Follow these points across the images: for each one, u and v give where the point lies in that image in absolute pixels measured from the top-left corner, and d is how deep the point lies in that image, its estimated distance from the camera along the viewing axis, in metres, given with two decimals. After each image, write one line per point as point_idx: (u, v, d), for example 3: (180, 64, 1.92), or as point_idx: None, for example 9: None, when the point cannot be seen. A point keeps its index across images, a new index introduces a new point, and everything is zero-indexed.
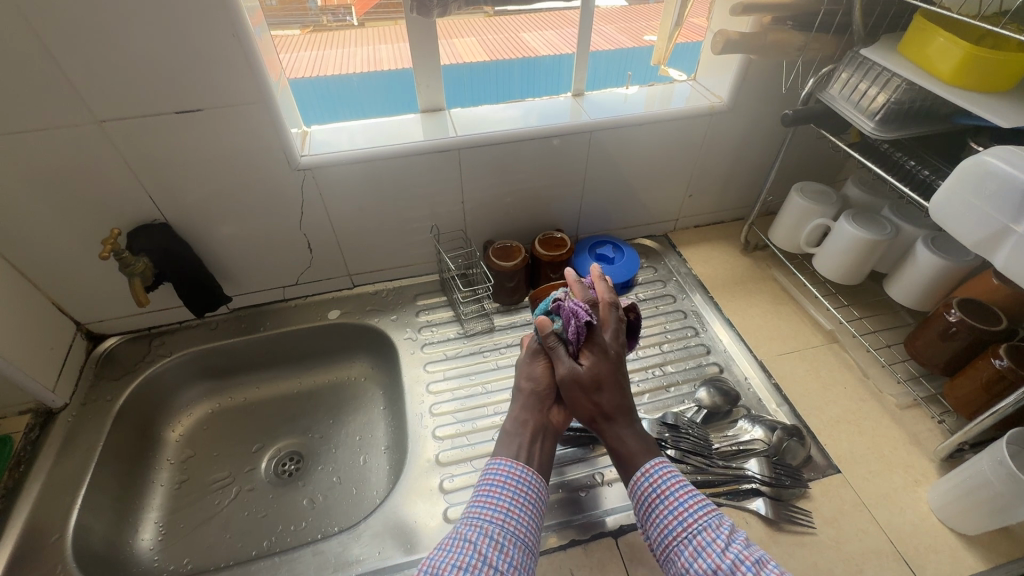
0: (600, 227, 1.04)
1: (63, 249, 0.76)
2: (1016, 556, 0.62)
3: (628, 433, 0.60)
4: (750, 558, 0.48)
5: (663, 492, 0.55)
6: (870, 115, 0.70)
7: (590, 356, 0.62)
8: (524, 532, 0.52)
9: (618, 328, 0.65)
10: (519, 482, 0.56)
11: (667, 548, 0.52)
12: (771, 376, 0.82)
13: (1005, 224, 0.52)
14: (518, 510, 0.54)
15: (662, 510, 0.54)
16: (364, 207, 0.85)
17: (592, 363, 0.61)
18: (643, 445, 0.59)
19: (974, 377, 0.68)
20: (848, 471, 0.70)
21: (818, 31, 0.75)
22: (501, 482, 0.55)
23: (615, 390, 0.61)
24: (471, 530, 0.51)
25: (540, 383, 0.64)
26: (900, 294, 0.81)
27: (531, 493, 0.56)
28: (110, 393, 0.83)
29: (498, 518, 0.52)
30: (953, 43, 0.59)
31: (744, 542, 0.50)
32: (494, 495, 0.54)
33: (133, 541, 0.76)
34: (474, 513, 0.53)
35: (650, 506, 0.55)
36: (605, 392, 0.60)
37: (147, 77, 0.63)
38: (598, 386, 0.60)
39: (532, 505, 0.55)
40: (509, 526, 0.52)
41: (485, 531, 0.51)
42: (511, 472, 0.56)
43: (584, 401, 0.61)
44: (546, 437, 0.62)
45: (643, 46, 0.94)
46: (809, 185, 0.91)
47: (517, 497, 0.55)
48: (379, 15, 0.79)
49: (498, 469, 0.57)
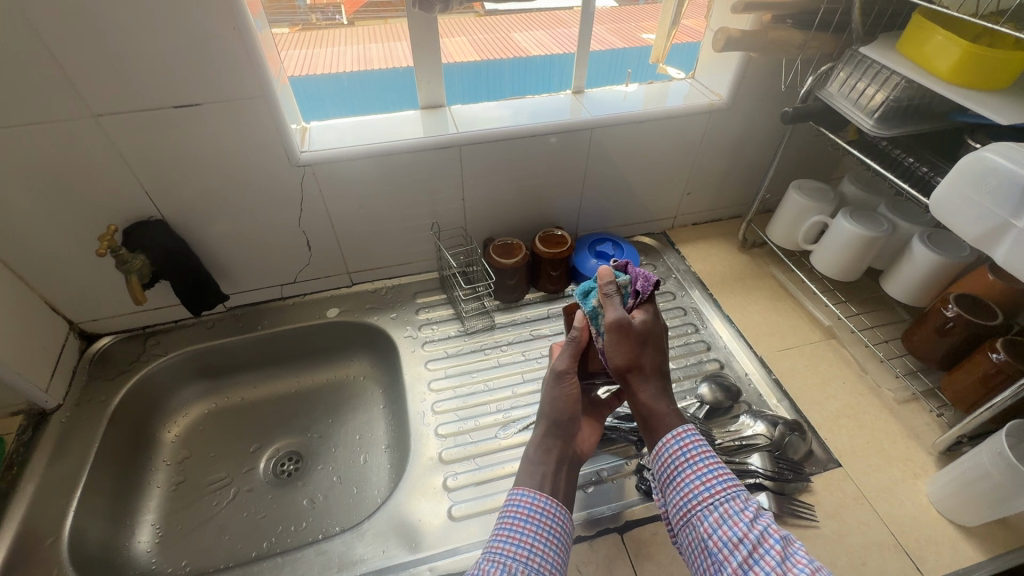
0: (599, 225, 1.04)
1: (57, 246, 0.75)
2: (1013, 546, 0.63)
3: (651, 395, 0.58)
4: (778, 533, 0.49)
5: (692, 457, 0.55)
6: (869, 113, 0.71)
7: (645, 312, 0.59)
8: (549, 570, 0.50)
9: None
10: (543, 515, 0.53)
11: (689, 512, 0.53)
12: (772, 371, 0.82)
13: (1005, 219, 0.53)
14: (543, 546, 0.51)
15: (689, 474, 0.54)
16: (364, 204, 0.84)
17: (646, 318, 0.58)
18: (667, 407, 0.58)
19: (971, 371, 0.69)
20: (849, 464, 0.71)
21: (817, 30, 0.76)
22: (524, 515, 0.52)
23: (659, 352, 0.59)
24: (493, 567, 0.48)
25: (564, 411, 0.59)
26: (897, 291, 0.82)
27: (556, 527, 0.53)
28: (105, 394, 0.81)
29: (522, 555, 0.50)
30: (951, 41, 0.60)
31: (770, 517, 0.51)
32: (517, 530, 0.51)
33: (130, 544, 0.74)
34: (495, 547, 0.51)
35: (676, 469, 0.55)
36: (650, 349, 0.58)
37: (146, 71, 0.62)
38: (645, 342, 0.58)
39: (558, 540, 0.52)
40: (533, 563, 0.50)
41: (507, 569, 0.49)
42: (535, 504, 0.53)
43: (631, 351, 0.57)
44: (570, 466, 0.59)
45: (633, 48, 0.94)
46: (806, 182, 0.92)
47: (541, 532, 0.52)
48: (370, 13, 0.79)
49: (521, 501, 0.54)
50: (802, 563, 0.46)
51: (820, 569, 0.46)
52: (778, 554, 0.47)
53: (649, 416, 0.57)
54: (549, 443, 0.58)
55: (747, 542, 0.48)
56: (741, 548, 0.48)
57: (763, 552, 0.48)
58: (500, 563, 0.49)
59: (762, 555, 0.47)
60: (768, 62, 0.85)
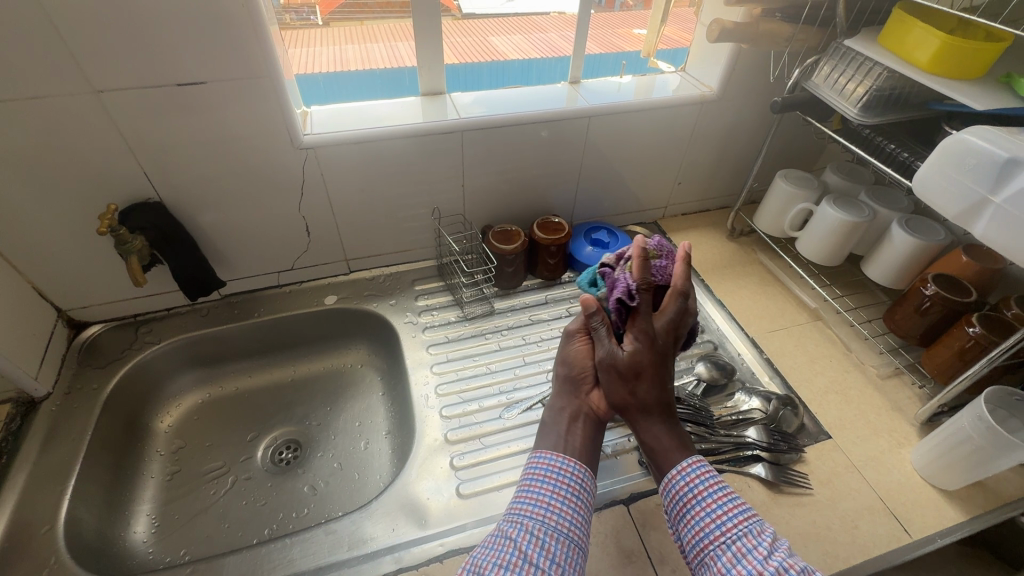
0: (593, 215, 1.06)
1: (49, 229, 0.73)
2: (991, 507, 0.67)
3: (655, 428, 0.58)
4: (796, 567, 0.46)
5: (700, 492, 0.53)
6: (853, 102, 0.75)
7: (637, 342, 0.58)
8: (569, 527, 0.50)
9: (668, 319, 0.60)
10: (559, 474, 0.53)
11: (702, 552, 0.51)
12: (764, 352, 0.86)
13: (984, 196, 0.57)
14: (561, 504, 0.52)
15: (698, 512, 0.53)
16: (366, 190, 0.84)
17: (634, 350, 0.58)
18: (671, 441, 0.57)
19: (949, 345, 0.73)
20: (839, 436, 0.74)
21: (804, 23, 0.80)
22: (540, 475, 0.54)
23: (655, 383, 0.58)
24: (511, 526, 0.50)
25: (575, 366, 0.62)
26: (878, 273, 0.87)
27: (574, 485, 0.53)
28: (97, 381, 0.79)
29: (539, 514, 0.51)
30: (930, 33, 0.64)
31: (788, 551, 0.48)
32: (534, 491, 0.52)
33: (125, 534, 0.72)
34: (516, 509, 0.52)
35: (684, 506, 0.53)
36: (645, 382, 0.58)
37: (150, 46, 0.61)
38: (637, 376, 0.57)
39: (576, 498, 0.52)
40: (551, 521, 0.50)
41: (526, 527, 0.50)
42: (550, 465, 0.54)
43: (621, 388, 0.58)
44: (586, 424, 0.59)
45: (608, 53, 0.96)
46: (792, 172, 0.96)
47: (558, 491, 0.52)
48: (345, 14, 0.81)
49: (538, 463, 0.55)
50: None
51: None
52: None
53: (653, 451, 0.58)
54: (561, 404, 0.61)
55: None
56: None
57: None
58: (518, 522, 0.50)
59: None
60: (756, 56, 0.89)
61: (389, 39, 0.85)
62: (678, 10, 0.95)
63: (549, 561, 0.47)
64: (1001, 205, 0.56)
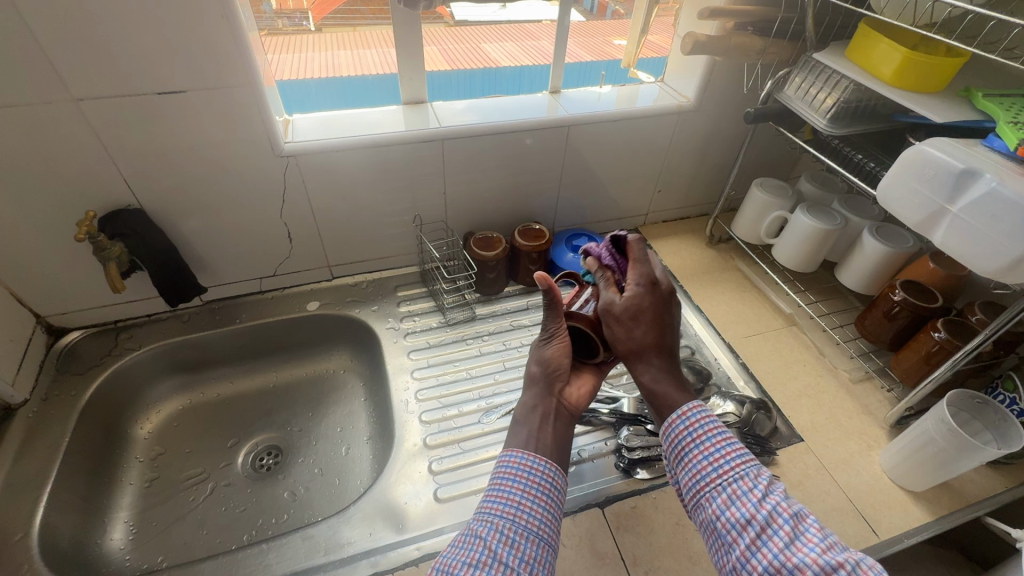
0: (575, 222, 1.08)
1: (28, 236, 0.73)
2: (956, 509, 0.69)
3: (651, 372, 0.57)
4: (788, 511, 0.46)
5: (699, 436, 0.52)
6: (822, 113, 0.77)
7: (637, 286, 0.59)
8: (539, 526, 0.50)
9: (662, 269, 0.62)
10: (530, 473, 0.53)
11: (698, 494, 0.50)
12: (739, 356, 0.87)
13: (942, 205, 0.60)
14: (531, 503, 0.51)
15: (696, 455, 0.51)
16: (347, 197, 0.85)
17: (635, 294, 0.58)
18: (672, 385, 0.56)
19: (916, 350, 0.75)
20: (810, 439, 0.76)
21: (775, 37, 0.82)
22: (512, 473, 0.53)
23: (653, 325, 0.58)
24: (482, 525, 0.49)
25: (550, 364, 0.62)
26: (850, 280, 0.89)
27: (545, 484, 0.53)
28: (75, 389, 0.79)
29: (509, 513, 0.50)
30: (894, 48, 0.67)
31: (782, 494, 0.48)
32: (505, 490, 0.52)
33: (101, 541, 0.72)
34: (486, 508, 0.51)
35: (683, 450, 0.52)
36: (647, 326, 0.58)
37: (130, 55, 0.62)
38: (637, 317, 0.58)
39: (547, 497, 0.52)
40: (521, 520, 0.50)
41: (496, 526, 0.49)
42: (523, 463, 0.53)
43: (622, 332, 0.58)
44: (558, 422, 0.59)
45: (599, 60, 0.99)
46: (767, 181, 0.98)
47: (529, 490, 0.52)
48: (338, 21, 0.83)
49: (509, 462, 0.54)
50: (813, 541, 0.44)
51: (832, 547, 0.44)
52: (787, 534, 0.45)
53: (650, 393, 0.57)
54: (534, 402, 0.60)
55: (755, 523, 0.46)
56: (749, 530, 0.46)
57: (772, 533, 0.45)
58: (488, 521, 0.49)
59: (770, 535, 0.45)
60: (730, 68, 0.91)
61: (380, 45, 0.85)
62: (662, 18, 0.96)
63: (518, 560, 0.47)
64: (958, 214, 0.58)
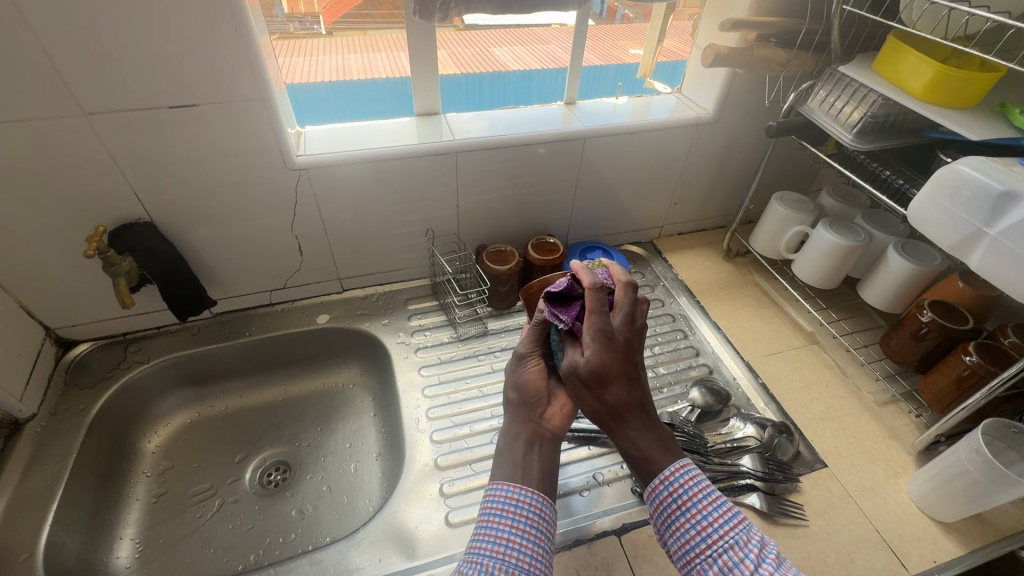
0: (589, 234, 1.05)
1: (38, 249, 0.72)
2: (988, 541, 0.66)
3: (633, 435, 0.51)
4: None
5: (684, 501, 0.49)
6: (847, 128, 0.75)
7: (593, 344, 0.51)
8: (530, 563, 0.48)
9: (624, 315, 0.54)
10: (517, 507, 0.50)
11: (688, 565, 0.47)
12: (759, 376, 0.85)
13: (980, 227, 0.57)
14: (521, 539, 0.49)
15: (683, 522, 0.48)
16: (359, 209, 0.84)
17: (594, 356, 0.50)
18: (653, 446, 0.51)
19: (946, 373, 0.72)
20: (835, 465, 0.73)
21: (799, 48, 0.80)
22: (499, 509, 0.50)
23: (627, 385, 0.51)
24: (472, 569, 0.47)
25: (528, 390, 0.57)
26: (873, 298, 0.86)
27: (533, 517, 0.50)
28: (83, 403, 0.78)
29: (498, 552, 0.48)
30: (924, 62, 0.64)
31: (775, 561, 0.45)
32: (494, 526, 0.49)
33: (108, 559, 0.71)
34: (473, 547, 0.49)
35: (668, 517, 0.49)
36: (612, 388, 0.50)
37: (143, 69, 0.61)
38: (606, 379, 0.50)
39: (536, 530, 0.50)
40: (512, 558, 0.47)
41: (485, 568, 0.46)
42: (509, 498, 0.50)
43: (588, 397, 0.51)
44: (544, 447, 0.55)
45: (610, 66, 0.96)
46: (788, 195, 0.96)
47: (517, 526, 0.49)
48: (348, 24, 0.81)
49: (495, 496, 0.51)
50: None
51: None
52: None
53: (635, 458, 0.51)
54: (515, 428, 0.56)
55: None
56: None
57: None
58: (477, 563, 0.47)
59: None
60: (750, 80, 0.89)
61: (392, 48, 0.84)
62: (677, 23, 0.94)
63: None
64: (996, 237, 0.56)
